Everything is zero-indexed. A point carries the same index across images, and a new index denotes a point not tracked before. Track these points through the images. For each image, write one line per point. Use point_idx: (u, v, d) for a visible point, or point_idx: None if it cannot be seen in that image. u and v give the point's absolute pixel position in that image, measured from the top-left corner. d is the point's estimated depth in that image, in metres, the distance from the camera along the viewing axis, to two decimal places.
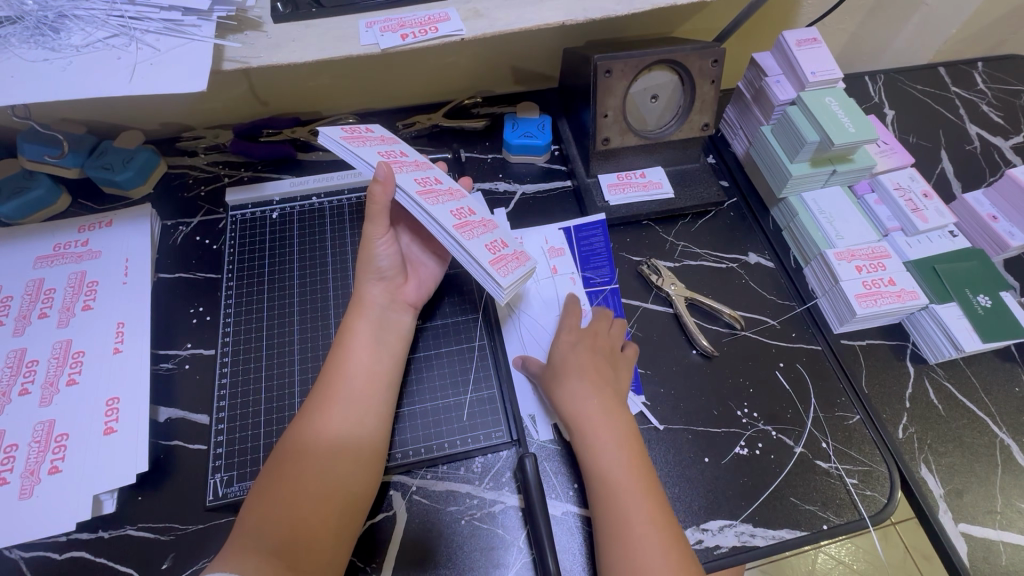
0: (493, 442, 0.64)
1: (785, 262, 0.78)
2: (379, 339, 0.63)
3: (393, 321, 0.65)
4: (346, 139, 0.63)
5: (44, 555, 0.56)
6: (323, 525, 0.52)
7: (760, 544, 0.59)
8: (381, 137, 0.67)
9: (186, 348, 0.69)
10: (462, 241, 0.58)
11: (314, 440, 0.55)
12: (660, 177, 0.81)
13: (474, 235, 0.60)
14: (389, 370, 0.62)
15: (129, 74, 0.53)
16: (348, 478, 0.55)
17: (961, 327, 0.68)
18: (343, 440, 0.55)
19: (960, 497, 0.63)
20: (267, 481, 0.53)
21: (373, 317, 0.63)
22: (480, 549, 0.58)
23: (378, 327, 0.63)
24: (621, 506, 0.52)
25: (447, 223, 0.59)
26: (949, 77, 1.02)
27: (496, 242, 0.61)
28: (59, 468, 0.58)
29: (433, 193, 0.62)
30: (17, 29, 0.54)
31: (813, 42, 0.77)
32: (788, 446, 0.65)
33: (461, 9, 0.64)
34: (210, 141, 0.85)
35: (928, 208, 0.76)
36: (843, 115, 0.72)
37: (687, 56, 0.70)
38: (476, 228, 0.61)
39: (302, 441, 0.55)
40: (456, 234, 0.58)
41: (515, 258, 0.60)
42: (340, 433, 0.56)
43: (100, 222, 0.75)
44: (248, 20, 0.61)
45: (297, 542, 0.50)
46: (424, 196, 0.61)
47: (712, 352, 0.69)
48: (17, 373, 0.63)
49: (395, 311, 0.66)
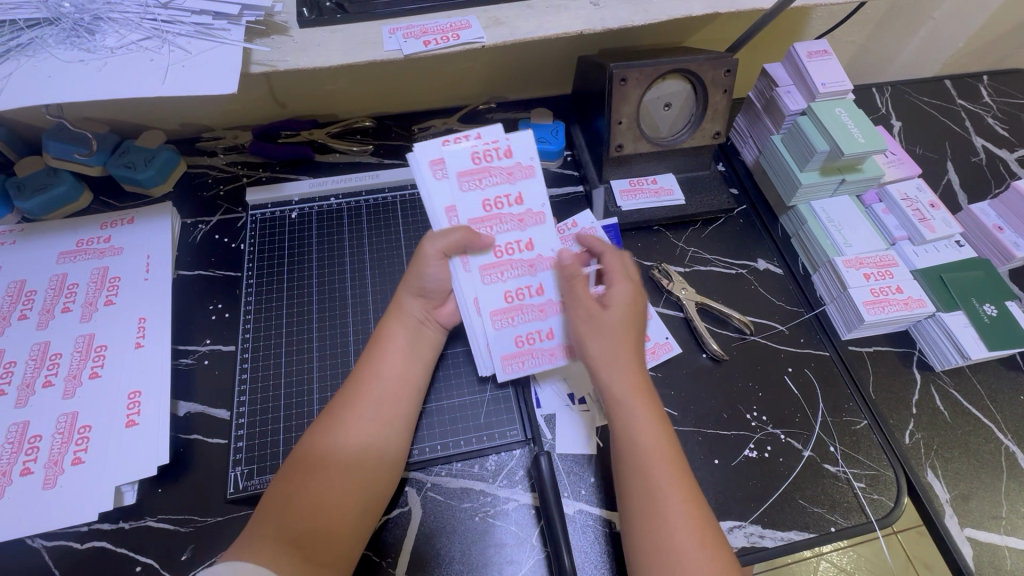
0: (507, 440, 0.65)
1: (793, 269, 0.79)
2: (413, 347, 0.63)
3: (427, 334, 0.65)
4: (461, 177, 0.63)
5: (66, 544, 0.57)
6: (342, 520, 0.53)
7: (768, 545, 0.60)
8: (507, 170, 0.64)
9: (205, 344, 0.70)
10: (488, 332, 0.63)
11: (338, 436, 0.56)
12: (672, 184, 0.83)
13: (505, 326, 0.63)
14: (419, 376, 0.63)
15: (162, 76, 0.54)
16: (371, 477, 0.56)
17: (967, 336, 0.69)
18: (370, 434, 0.57)
19: (966, 503, 0.64)
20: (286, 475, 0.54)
21: (410, 327, 0.64)
22: (492, 546, 0.59)
23: (413, 337, 0.64)
24: (654, 501, 0.51)
25: (484, 308, 0.62)
26: (955, 90, 1.03)
27: (533, 334, 0.64)
28: (81, 459, 0.59)
29: (498, 269, 0.63)
30: (54, 31, 0.55)
31: (824, 54, 0.79)
32: (796, 450, 0.66)
33: (482, 18, 0.65)
34: (230, 142, 0.87)
35: (936, 218, 0.77)
36: (853, 125, 0.73)
37: (700, 65, 0.72)
38: (518, 314, 0.63)
39: (327, 432, 0.57)
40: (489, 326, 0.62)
41: (540, 356, 0.64)
42: (368, 427, 0.58)
43: (122, 220, 0.77)
44: (275, 25, 0.63)
45: (321, 533, 0.52)
46: (484, 271, 0.62)
47: (722, 356, 0.70)
48: (40, 366, 0.65)
49: (429, 327, 0.66)
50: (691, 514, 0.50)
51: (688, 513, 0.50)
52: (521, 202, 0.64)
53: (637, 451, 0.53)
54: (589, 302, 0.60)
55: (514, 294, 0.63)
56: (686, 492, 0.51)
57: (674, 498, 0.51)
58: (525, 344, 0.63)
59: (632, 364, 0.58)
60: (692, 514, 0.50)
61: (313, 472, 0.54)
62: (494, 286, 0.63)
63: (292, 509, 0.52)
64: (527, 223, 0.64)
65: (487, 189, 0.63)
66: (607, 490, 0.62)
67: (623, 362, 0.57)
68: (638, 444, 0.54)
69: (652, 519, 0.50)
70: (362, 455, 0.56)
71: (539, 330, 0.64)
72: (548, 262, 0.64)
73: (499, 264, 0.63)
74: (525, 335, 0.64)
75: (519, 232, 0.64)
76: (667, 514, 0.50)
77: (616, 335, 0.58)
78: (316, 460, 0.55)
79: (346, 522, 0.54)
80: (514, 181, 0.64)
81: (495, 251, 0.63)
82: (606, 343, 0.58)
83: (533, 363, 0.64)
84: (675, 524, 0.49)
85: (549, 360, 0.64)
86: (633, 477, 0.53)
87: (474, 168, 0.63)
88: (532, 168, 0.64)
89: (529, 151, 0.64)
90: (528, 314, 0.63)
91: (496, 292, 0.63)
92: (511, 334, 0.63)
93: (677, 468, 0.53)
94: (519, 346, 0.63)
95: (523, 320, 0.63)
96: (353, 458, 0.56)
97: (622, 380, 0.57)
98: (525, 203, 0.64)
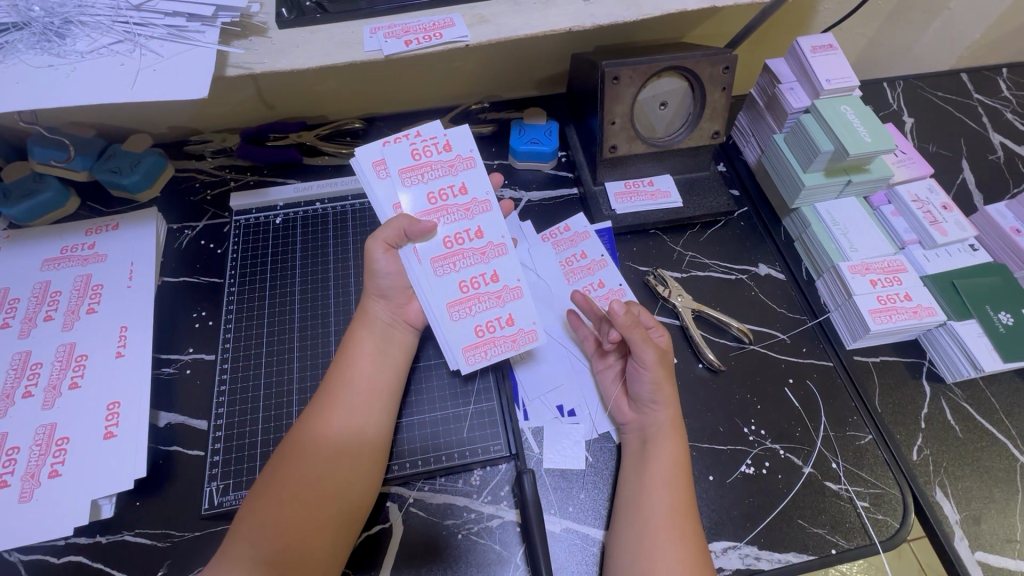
0: (491, 455, 0.62)
1: (796, 274, 0.76)
2: (381, 350, 0.62)
3: (397, 335, 0.65)
4: (404, 173, 0.62)
5: (42, 558, 0.57)
6: (318, 532, 0.52)
7: (765, 567, 0.57)
8: (450, 162, 0.63)
9: (187, 353, 0.69)
10: (445, 323, 0.61)
11: (314, 445, 0.55)
12: (669, 186, 0.80)
13: (463, 316, 0.61)
14: (394, 385, 0.62)
15: (132, 80, 0.53)
16: (346, 486, 0.54)
17: (980, 346, 0.65)
18: (341, 444, 0.56)
19: (977, 524, 0.61)
20: (265, 485, 0.54)
21: (378, 331, 0.63)
22: (476, 565, 0.57)
23: (381, 340, 0.63)
24: (645, 526, 0.53)
25: (441, 302, 0.61)
26: (971, 84, 0.99)
27: (492, 322, 0.62)
28: (58, 472, 0.58)
29: (451, 259, 0.62)
30: (24, 35, 0.54)
31: (829, 49, 0.75)
32: (796, 466, 0.63)
33: (467, 15, 0.63)
34: (218, 145, 0.85)
35: (948, 220, 0.73)
36: (859, 123, 0.70)
37: (697, 61, 0.69)
38: (476, 303, 0.62)
39: (300, 442, 0.55)
40: (447, 318, 0.61)
41: (503, 345, 0.62)
42: (341, 436, 0.56)
43: (107, 225, 0.76)
44: (253, 26, 0.61)
45: (295, 549, 0.50)
46: (438, 263, 0.61)
47: (719, 366, 0.67)
48: (21, 376, 0.64)
49: (399, 328, 0.65)
50: (686, 539, 0.52)
51: (683, 539, 0.52)
52: (466, 191, 0.63)
53: (652, 477, 0.56)
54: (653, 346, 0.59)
55: (469, 284, 0.62)
56: (690, 515, 0.54)
57: (674, 523, 0.53)
58: (485, 334, 0.61)
59: (676, 402, 0.60)
60: (686, 538, 0.52)
61: (302, 486, 0.53)
62: (448, 278, 0.61)
63: (266, 525, 0.51)
64: (474, 211, 0.63)
65: (430, 182, 0.63)
66: (596, 507, 0.60)
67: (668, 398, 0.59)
68: (655, 466, 0.56)
69: (655, 542, 0.52)
70: (336, 466, 0.55)
71: (497, 316, 0.62)
72: (500, 249, 0.63)
73: (451, 254, 0.62)
74: (484, 324, 0.62)
75: (467, 221, 0.63)
76: (662, 539, 0.52)
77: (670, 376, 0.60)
78: (294, 472, 0.54)
79: (321, 537, 0.52)
80: (457, 172, 0.63)
81: (443, 242, 0.62)
82: (664, 384, 0.59)
83: (495, 352, 0.61)
84: (668, 550, 0.51)
85: (510, 346, 0.62)
86: (649, 497, 0.55)
87: (415, 164, 0.63)
88: (473, 158, 0.63)
89: (468, 141, 0.64)
90: (485, 302, 0.62)
91: (449, 283, 0.61)
92: (469, 324, 0.62)
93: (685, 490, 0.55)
94: (480, 336, 0.61)
95: (481, 308, 0.62)
96: (330, 468, 0.54)
97: (670, 418, 0.59)
98: (470, 192, 0.63)
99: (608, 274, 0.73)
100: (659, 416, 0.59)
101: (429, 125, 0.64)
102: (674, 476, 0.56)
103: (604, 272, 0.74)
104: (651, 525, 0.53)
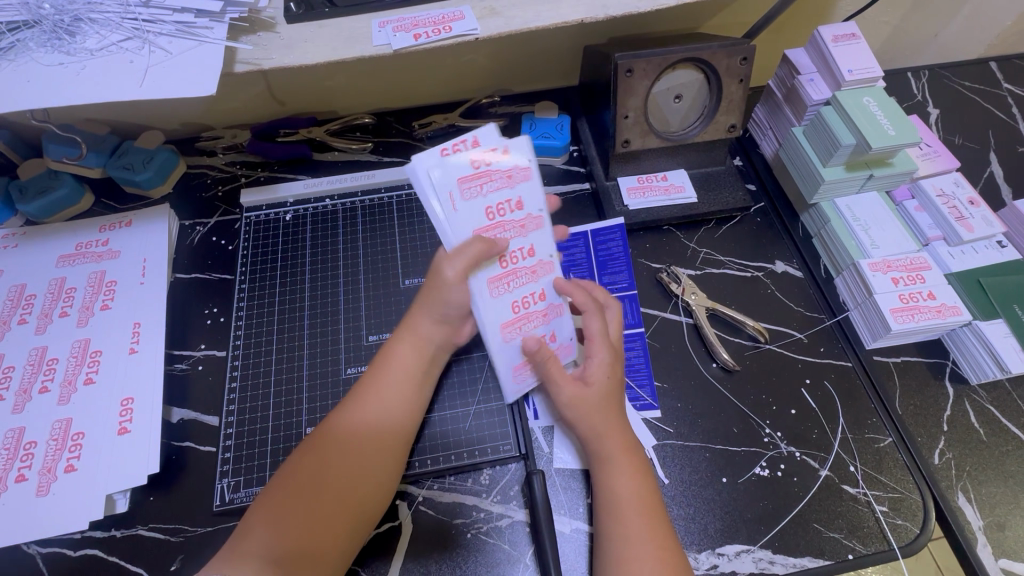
0: (500, 455, 0.62)
1: (814, 272, 0.74)
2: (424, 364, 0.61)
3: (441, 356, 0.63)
4: (463, 184, 0.55)
5: (60, 551, 0.57)
6: (338, 538, 0.52)
7: (779, 572, 0.56)
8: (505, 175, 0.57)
9: (199, 349, 0.69)
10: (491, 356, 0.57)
11: (345, 453, 0.55)
12: (683, 181, 0.78)
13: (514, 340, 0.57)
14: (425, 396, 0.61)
15: (141, 78, 0.52)
16: (371, 496, 0.55)
17: (1008, 347, 0.63)
18: (372, 454, 0.56)
19: (1002, 531, 0.59)
20: (290, 487, 0.53)
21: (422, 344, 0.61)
22: (484, 564, 0.57)
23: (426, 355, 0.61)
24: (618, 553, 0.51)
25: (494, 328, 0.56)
26: (1001, 73, 0.95)
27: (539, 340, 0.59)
28: (74, 467, 0.59)
29: (505, 281, 0.57)
30: (35, 33, 0.54)
31: (851, 38, 0.73)
32: (813, 469, 0.61)
33: (476, 8, 0.61)
34: (229, 141, 0.85)
35: (975, 216, 0.71)
36: (883, 116, 0.67)
37: (714, 53, 0.67)
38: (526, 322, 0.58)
39: (331, 448, 0.55)
40: (493, 338, 0.56)
41: None
42: (370, 432, 0.56)
43: (121, 222, 0.77)
44: (261, 21, 0.60)
45: (309, 547, 0.50)
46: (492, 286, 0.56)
47: (733, 366, 0.66)
48: (37, 371, 0.65)
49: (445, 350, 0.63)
50: (664, 565, 0.50)
51: (660, 559, 0.50)
52: (522, 207, 0.58)
53: (618, 500, 0.54)
54: (569, 381, 0.58)
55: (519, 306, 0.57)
56: (664, 541, 0.52)
57: (648, 555, 0.50)
58: (534, 352, 0.59)
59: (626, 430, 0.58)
60: (666, 560, 0.50)
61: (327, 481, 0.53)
62: (503, 299, 0.57)
63: (280, 527, 0.51)
64: (528, 228, 0.58)
65: (488, 197, 0.56)
66: None
67: (605, 424, 0.57)
68: (618, 493, 0.54)
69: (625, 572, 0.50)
70: (363, 474, 0.55)
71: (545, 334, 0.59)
72: (549, 267, 0.59)
73: (505, 275, 0.57)
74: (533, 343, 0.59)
75: (522, 239, 0.58)
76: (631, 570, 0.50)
77: (608, 422, 0.57)
78: (325, 479, 0.53)
79: (333, 534, 0.52)
80: (513, 186, 0.57)
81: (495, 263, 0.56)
82: (594, 417, 0.57)
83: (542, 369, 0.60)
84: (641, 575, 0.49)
85: None
86: (609, 529, 0.53)
87: (473, 174, 0.56)
88: (531, 169, 0.58)
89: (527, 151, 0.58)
90: (535, 321, 0.59)
91: (504, 305, 0.57)
92: (519, 345, 0.58)
93: (654, 514, 0.53)
94: (529, 354, 0.59)
95: (531, 327, 0.58)
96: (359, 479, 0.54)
97: (619, 443, 0.56)
98: (526, 208, 0.58)
99: (541, 242, 0.59)
100: (601, 443, 0.56)
101: (486, 134, 0.57)
102: (642, 497, 0.54)
103: (539, 234, 0.59)
104: (610, 563, 0.51)
